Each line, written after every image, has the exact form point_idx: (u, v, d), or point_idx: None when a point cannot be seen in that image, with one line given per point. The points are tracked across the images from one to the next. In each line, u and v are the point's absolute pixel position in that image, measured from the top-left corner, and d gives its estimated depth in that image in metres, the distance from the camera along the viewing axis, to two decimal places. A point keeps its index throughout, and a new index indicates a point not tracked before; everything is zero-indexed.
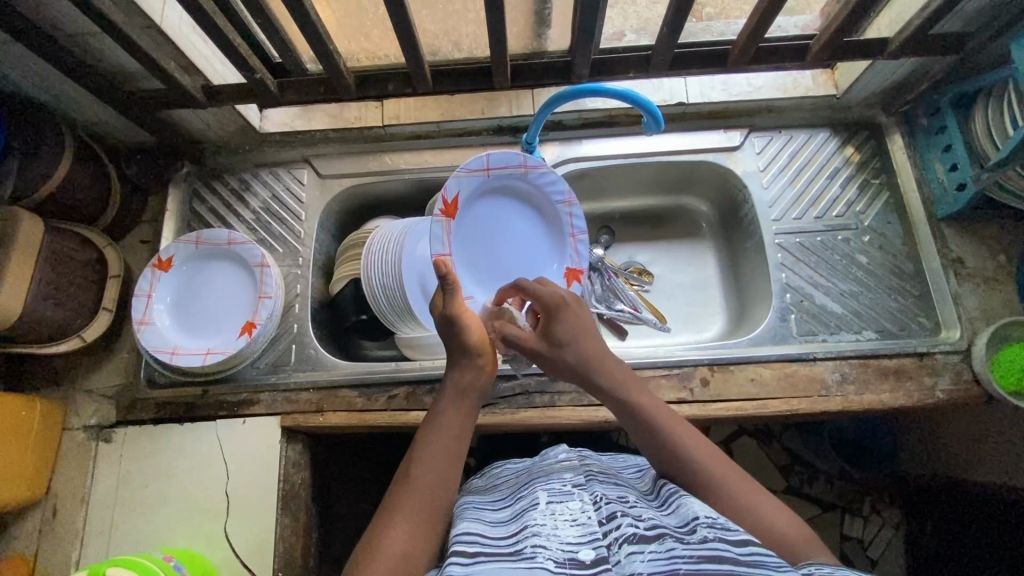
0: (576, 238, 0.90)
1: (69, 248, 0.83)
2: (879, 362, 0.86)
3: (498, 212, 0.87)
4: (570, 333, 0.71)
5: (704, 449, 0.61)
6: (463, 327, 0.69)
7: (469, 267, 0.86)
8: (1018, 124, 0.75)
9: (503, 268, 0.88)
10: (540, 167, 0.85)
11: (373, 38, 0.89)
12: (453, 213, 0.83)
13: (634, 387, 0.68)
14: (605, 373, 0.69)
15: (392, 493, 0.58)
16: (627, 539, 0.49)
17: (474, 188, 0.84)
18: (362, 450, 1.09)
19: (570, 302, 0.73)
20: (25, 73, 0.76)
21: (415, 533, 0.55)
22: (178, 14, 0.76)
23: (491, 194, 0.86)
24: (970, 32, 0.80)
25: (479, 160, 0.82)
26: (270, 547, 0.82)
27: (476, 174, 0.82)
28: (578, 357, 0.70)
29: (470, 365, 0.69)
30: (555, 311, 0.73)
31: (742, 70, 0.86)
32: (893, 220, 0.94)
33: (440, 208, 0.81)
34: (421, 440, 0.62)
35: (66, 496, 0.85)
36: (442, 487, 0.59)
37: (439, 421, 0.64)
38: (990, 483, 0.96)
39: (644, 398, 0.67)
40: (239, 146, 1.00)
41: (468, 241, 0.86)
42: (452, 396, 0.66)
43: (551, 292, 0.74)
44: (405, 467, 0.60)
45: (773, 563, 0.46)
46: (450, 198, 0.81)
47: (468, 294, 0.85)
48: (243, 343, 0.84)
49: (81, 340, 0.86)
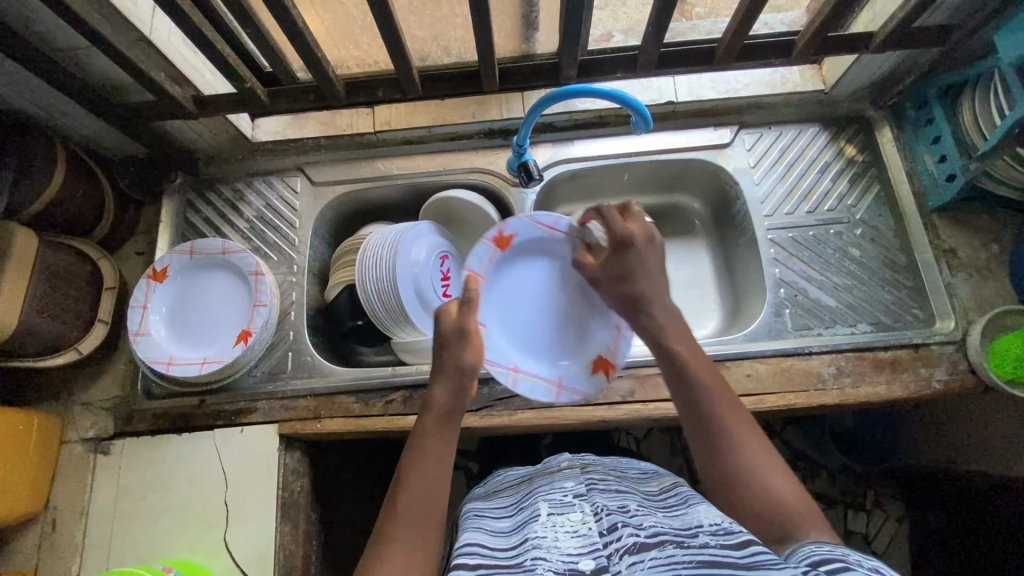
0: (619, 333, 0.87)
1: (65, 262, 0.83)
2: (875, 354, 0.86)
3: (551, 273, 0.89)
4: (638, 270, 0.72)
5: (723, 398, 0.61)
6: (470, 346, 0.67)
7: (503, 308, 0.87)
8: (1005, 113, 0.75)
9: (537, 328, 0.88)
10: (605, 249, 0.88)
11: (362, 45, 0.90)
12: (504, 247, 0.86)
13: (675, 332, 0.67)
14: (654, 313, 0.69)
15: (383, 519, 0.57)
16: (628, 549, 0.49)
17: (533, 239, 0.88)
18: (361, 457, 1.09)
19: (641, 243, 0.73)
20: (16, 86, 0.76)
21: (413, 558, 0.54)
22: (166, 26, 0.76)
23: (550, 255, 0.89)
24: (953, 25, 0.80)
25: (549, 216, 0.87)
26: (271, 556, 0.81)
27: (541, 226, 0.87)
28: (635, 293, 0.71)
29: (453, 383, 0.66)
30: (623, 248, 0.74)
31: (729, 66, 0.86)
32: (884, 213, 0.95)
33: (495, 237, 0.85)
34: (408, 463, 0.61)
35: (66, 509, 0.85)
36: (431, 509, 0.58)
37: (426, 444, 0.62)
38: (991, 473, 0.96)
39: (683, 341, 0.66)
40: (231, 155, 1.00)
41: (508, 283, 0.87)
42: (435, 415, 0.64)
43: (623, 226, 0.74)
44: (395, 492, 0.59)
45: (770, 561, 0.45)
46: (507, 231, 0.85)
47: (486, 324, 0.84)
48: (238, 352, 0.85)
49: (77, 353, 0.86)
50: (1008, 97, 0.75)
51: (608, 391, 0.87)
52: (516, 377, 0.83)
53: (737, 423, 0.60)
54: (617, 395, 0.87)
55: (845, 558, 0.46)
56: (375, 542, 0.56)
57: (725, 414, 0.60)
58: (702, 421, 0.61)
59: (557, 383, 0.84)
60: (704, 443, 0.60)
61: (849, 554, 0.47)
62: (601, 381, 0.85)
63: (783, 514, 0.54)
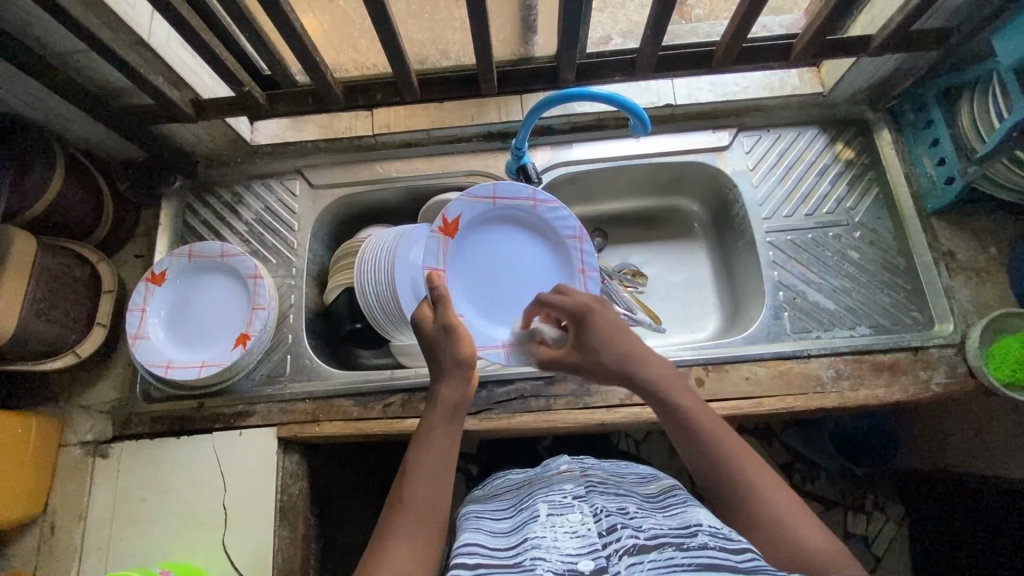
0: (586, 273, 0.91)
1: (64, 265, 0.83)
2: (874, 357, 0.86)
3: (506, 240, 0.91)
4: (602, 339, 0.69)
5: (735, 443, 0.59)
6: (458, 340, 0.68)
7: (472, 288, 0.89)
8: (1003, 117, 0.75)
9: (507, 293, 0.91)
10: (548, 201, 0.88)
11: (361, 49, 0.90)
12: (454, 232, 0.87)
13: (675, 387, 0.64)
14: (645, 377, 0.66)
15: (388, 513, 0.57)
16: (628, 550, 0.49)
17: (479, 214, 0.88)
18: (360, 460, 1.09)
19: (595, 305, 0.72)
20: (14, 90, 0.76)
21: (420, 550, 0.54)
22: (165, 30, 0.77)
23: (499, 223, 0.90)
24: (951, 28, 0.80)
25: (485, 189, 0.86)
26: (269, 559, 0.81)
27: (480, 201, 0.87)
28: (617, 361, 0.68)
29: (458, 382, 0.67)
30: (581, 319, 0.72)
31: (727, 69, 0.86)
32: (883, 216, 0.95)
33: (439, 227, 0.85)
34: (414, 459, 0.61)
35: (64, 513, 0.84)
36: (436, 502, 0.57)
37: (431, 438, 0.63)
38: (992, 476, 0.95)
39: (685, 398, 0.63)
40: (230, 158, 1.00)
41: (467, 263, 0.89)
42: (442, 412, 0.65)
43: (574, 300, 0.73)
44: (400, 487, 0.59)
45: (769, 568, 0.45)
46: (449, 218, 0.86)
47: (463, 312, 0.87)
48: (237, 355, 0.85)
49: (75, 357, 0.86)
50: (1006, 100, 0.75)
51: (607, 394, 0.87)
52: (506, 351, 0.86)
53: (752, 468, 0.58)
54: (616, 398, 0.87)
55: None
56: (379, 535, 0.56)
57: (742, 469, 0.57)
58: (716, 470, 0.58)
59: None
60: (723, 496, 0.58)
61: None
62: None
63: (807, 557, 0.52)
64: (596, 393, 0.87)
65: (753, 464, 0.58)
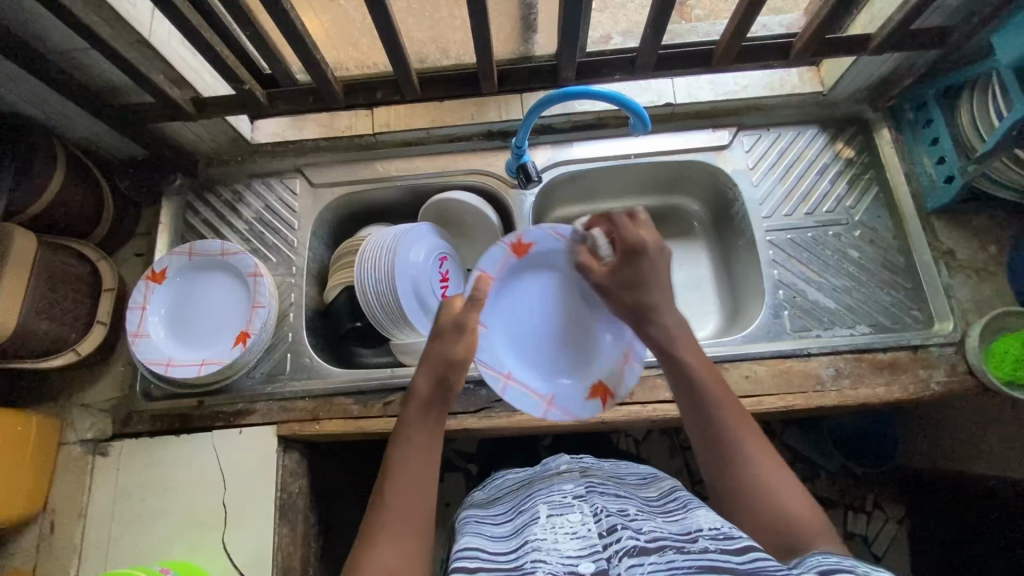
0: (628, 360, 0.84)
1: (64, 263, 0.83)
2: (874, 356, 0.86)
3: (563, 289, 0.87)
4: (650, 280, 0.70)
5: (734, 413, 0.61)
6: (463, 342, 0.66)
7: (504, 314, 0.85)
8: (1002, 116, 0.75)
9: (535, 339, 0.86)
10: None
11: (361, 47, 0.90)
12: (522, 254, 0.84)
13: (683, 341, 0.67)
14: (663, 320, 0.68)
15: (371, 512, 0.57)
16: (627, 552, 0.49)
17: (553, 249, 0.86)
18: (359, 459, 1.09)
19: (651, 248, 0.71)
20: (15, 88, 0.77)
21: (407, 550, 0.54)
22: (166, 28, 0.77)
23: (564, 268, 0.87)
24: (951, 27, 0.80)
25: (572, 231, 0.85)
26: (269, 558, 0.81)
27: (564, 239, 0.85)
28: (642, 302, 0.70)
29: (435, 373, 0.64)
30: (635, 254, 0.71)
31: (726, 68, 0.87)
32: (883, 215, 0.95)
33: (514, 242, 0.83)
34: (394, 456, 0.60)
35: (63, 511, 0.84)
36: (418, 502, 0.57)
37: (410, 434, 0.61)
38: (992, 475, 0.95)
39: (692, 352, 0.66)
40: (231, 157, 1.01)
41: (518, 291, 0.86)
42: (415, 407, 0.63)
43: (636, 236, 0.71)
44: (382, 486, 0.59)
45: (771, 568, 0.46)
46: (525, 239, 0.84)
47: (487, 324, 0.82)
48: (237, 353, 0.85)
49: (75, 355, 0.86)
50: (1006, 99, 0.75)
51: None
52: (506, 384, 0.80)
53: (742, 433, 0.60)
54: None
55: (852, 569, 0.46)
56: (364, 536, 0.56)
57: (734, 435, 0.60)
58: (712, 439, 0.60)
59: (549, 400, 0.82)
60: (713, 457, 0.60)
61: (856, 567, 0.47)
62: (593, 408, 0.82)
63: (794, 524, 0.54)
64: None
65: (750, 435, 0.60)
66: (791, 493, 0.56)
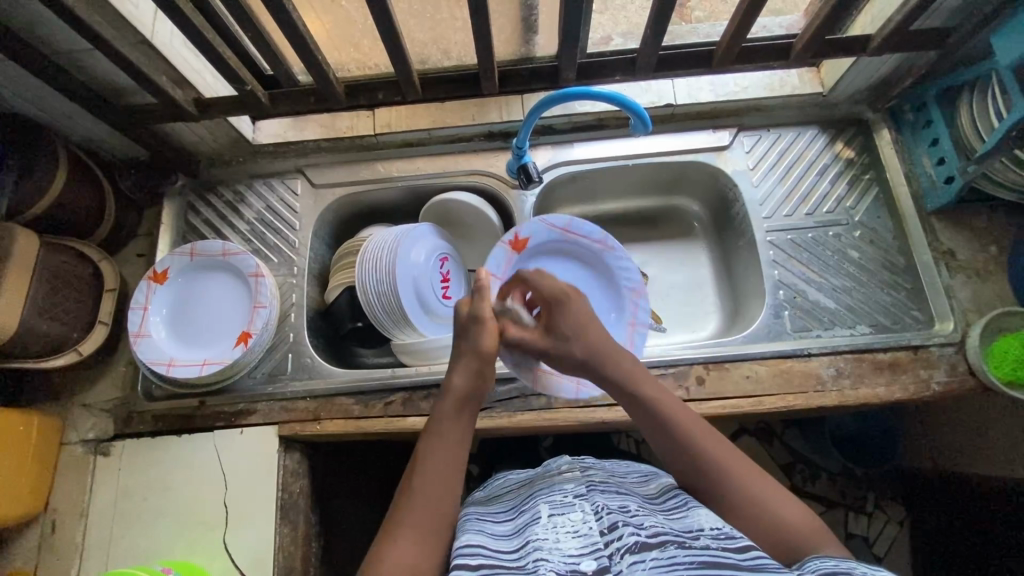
0: (635, 327, 0.90)
1: (67, 263, 0.84)
2: (874, 356, 0.86)
3: (565, 271, 0.94)
4: (586, 319, 0.72)
5: (708, 440, 0.60)
6: (486, 333, 0.69)
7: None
8: (1002, 116, 0.76)
9: None
10: (617, 250, 0.92)
11: (362, 48, 0.90)
12: (519, 250, 0.90)
13: (641, 377, 0.66)
14: (617, 364, 0.67)
15: (397, 502, 0.58)
16: (629, 548, 0.49)
17: (549, 238, 0.92)
18: (359, 459, 1.09)
19: (573, 293, 0.74)
20: (19, 90, 0.77)
21: (431, 540, 0.55)
22: (168, 29, 0.77)
23: (563, 254, 0.93)
24: (951, 28, 0.81)
25: (562, 220, 0.91)
26: (270, 558, 0.81)
27: (556, 228, 0.91)
28: (592, 349, 0.69)
29: (471, 370, 0.67)
30: (561, 301, 0.73)
31: (726, 70, 0.87)
32: (883, 215, 0.95)
33: (510, 239, 0.89)
34: (425, 448, 0.61)
35: (65, 511, 0.85)
36: (443, 495, 0.57)
37: (443, 428, 0.63)
38: (993, 476, 0.95)
39: (649, 388, 0.65)
40: (232, 157, 1.01)
41: None
42: (450, 403, 0.65)
43: (553, 283, 0.75)
44: (409, 477, 0.59)
45: (774, 566, 0.46)
46: (522, 235, 0.89)
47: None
48: (238, 353, 0.85)
49: (77, 355, 0.86)
50: (1005, 100, 0.76)
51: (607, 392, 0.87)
52: None
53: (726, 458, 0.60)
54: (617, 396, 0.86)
55: (849, 571, 0.46)
56: (386, 527, 0.56)
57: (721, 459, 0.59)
58: (688, 464, 0.60)
59: None
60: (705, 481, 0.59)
61: (854, 567, 0.47)
62: None
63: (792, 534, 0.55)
64: (596, 392, 0.87)
65: (726, 453, 0.60)
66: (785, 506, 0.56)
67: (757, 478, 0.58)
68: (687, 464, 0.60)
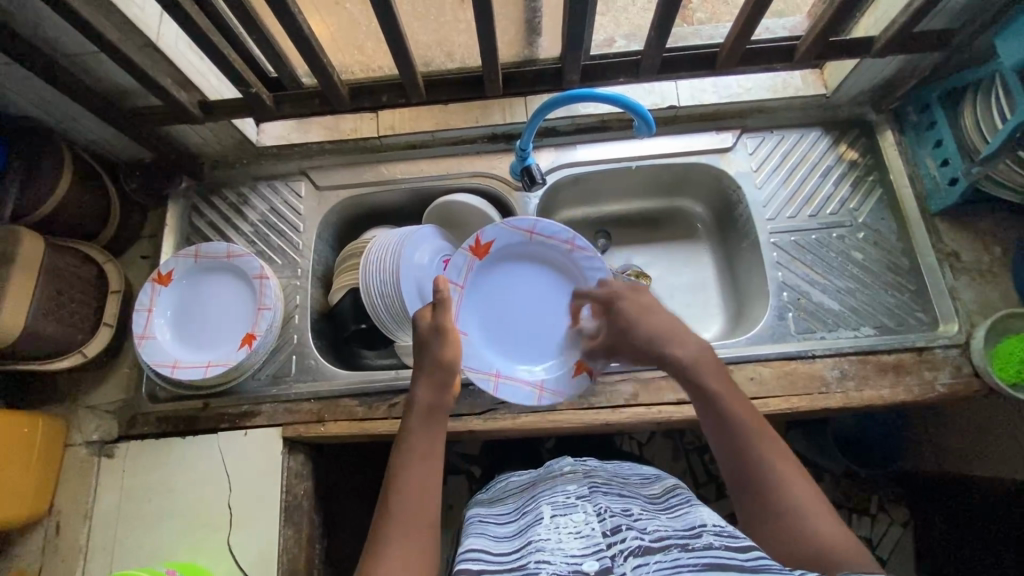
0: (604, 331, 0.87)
1: (71, 265, 0.84)
2: (878, 358, 0.86)
3: (531, 275, 0.90)
4: (637, 312, 0.76)
5: (764, 440, 0.61)
6: (451, 343, 0.70)
7: (480, 312, 0.87)
8: (1006, 118, 0.76)
9: (516, 325, 0.89)
10: (585, 249, 0.87)
11: (366, 51, 0.91)
12: (482, 254, 0.87)
13: (709, 370, 0.67)
14: (685, 341, 0.70)
15: (379, 516, 0.57)
16: (632, 551, 0.49)
17: (512, 241, 0.88)
18: (363, 461, 1.09)
19: (627, 292, 0.80)
20: (24, 93, 0.77)
21: (416, 543, 0.55)
22: (173, 32, 0.77)
23: (528, 258, 0.89)
24: (954, 30, 0.81)
25: (525, 222, 0.86)
26: (274, 559, 0.81)
27: (519, 231, 0.87)
28: (652, 335, 0.73)
29: (435, 381, 0.68)
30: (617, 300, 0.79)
31: (729, 72, 0.87)
32: (887, 217, 0.95)
33: (472, 245, 0.86)
34: (398, 460, 0.61)
35: (69, 513, 0.85)
36: (423, 504, 0.58)
37: (412, 439, 0.63)
38: (998, 478, 0.95)
39: (718, 380, 0.66)
40: (236, 160, 1.01)
41: (487, 287, 0.88)
42: (418, 415, 0.65)
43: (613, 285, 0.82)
44: (387, 490, 0.59)
45: (776, 567, 0.45)
46: (483, 240, 0.86)
47: (465, 329, 0.85)
48: (242, 355, 0.85)
49: (82, 356, 0.86)
50: (1010, 101, 0.76)
51: (611, 393, 0.87)
52: (496, 381, 0.84)
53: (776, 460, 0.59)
54: (621, 398, 0.86)
55: None
56: (371, 543, 0.55)
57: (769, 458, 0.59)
58: (738, 458, 0.60)
59: (540, 386, 0.85)
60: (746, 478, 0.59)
61: None
62: (584, 381, 0.86)
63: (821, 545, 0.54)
64: (600, 393, 0.87)
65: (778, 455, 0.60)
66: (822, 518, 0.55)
67: (803, 487, 0.57)
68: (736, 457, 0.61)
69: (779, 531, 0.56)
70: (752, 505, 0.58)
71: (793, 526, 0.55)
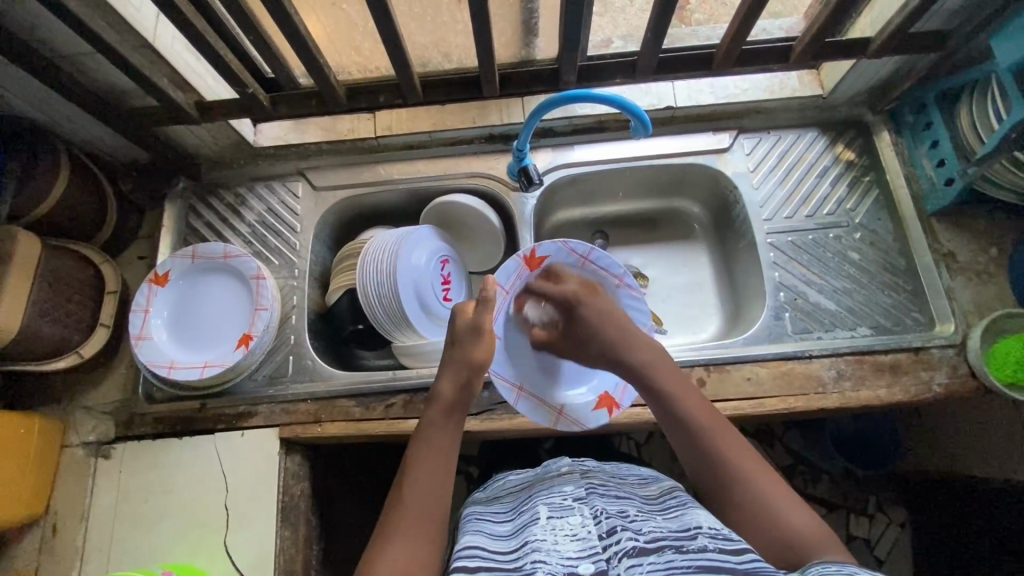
0: None
1: (68, 265, 0.84)
2: (875, 358, 0.86)
3: None
4: (593, 320, 0.76)
5: (724, 438, 0.61)
6: (484, 344, 0.70)
7: (516, 322, 0.85)
8: (1002, 119, 0.76)
9: None
10: (633, 288, 0.85)
11: (363, 52, 0.91)
12: (535, 268, 0.85)
13: (662, 372, 0.68)
14: (636, 351, 0.70)
15: (389, 509, 0.58)
16: (627, 552, 0.49)
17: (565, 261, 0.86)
18: (361, 462, 1.09)
19: (584, 294, 0.79)
20: (21, 93, 0.77)
21: (423, 536, 0.55)
22: (171, 32, 0.77)
23: None
24: (950, 30, 0.81)
25: (585, 246, 0.84)
26: (271, 559, 0.81)
27: (576, 252, 0.85)
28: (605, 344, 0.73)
29: (460, 378, 0.68)
30: (572, 307, 0.78)
31: (726, 72, 0.87)
32: (883, 217, 0.95)
33: (526, 254, 0.84)
34: (413, 454, 0.62)
35: (65, 514, 0.85)
36: (434, 500, 0.58)
37: (430, 435, 0.63)
38: (994, 477, 0.95)
39: (671, 381, 0.67)
40: (233, 160, 1.01)
41: (529, 303, 0.86)
42: (439, 409, 0.66)
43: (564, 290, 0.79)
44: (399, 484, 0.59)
45: (769, 569, 0.46)
46: (538, 253, 0.84)
47: (499, 334, 0.83)
48: (239, 356, 0.85)
49: (79, 357, 0.86)
50: (1005, 102, 0.76)
51: None
52: (517, 394, 0.82)
53: (740, 456, 0.59)
54: None
55: None
56: (377, 535, 0.56)
57: (733, 456, 0.59)
58: (700, 461, 0.61)
59: (559, 410, 0.83)
60: (709, 479, 0.60)
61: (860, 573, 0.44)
62: (604, 417, 0.83)
63: (792, 537, 0.53)
64: None
65: (742, 451, 0.60)
66: (792, 510, 0.55)
67: (769, 481, 0.58)
68: (697, 458, 0.61)
69: (751, 526, 0.56)
70: (719, 503, 0.59)
71: (762, 520, 0.55)
